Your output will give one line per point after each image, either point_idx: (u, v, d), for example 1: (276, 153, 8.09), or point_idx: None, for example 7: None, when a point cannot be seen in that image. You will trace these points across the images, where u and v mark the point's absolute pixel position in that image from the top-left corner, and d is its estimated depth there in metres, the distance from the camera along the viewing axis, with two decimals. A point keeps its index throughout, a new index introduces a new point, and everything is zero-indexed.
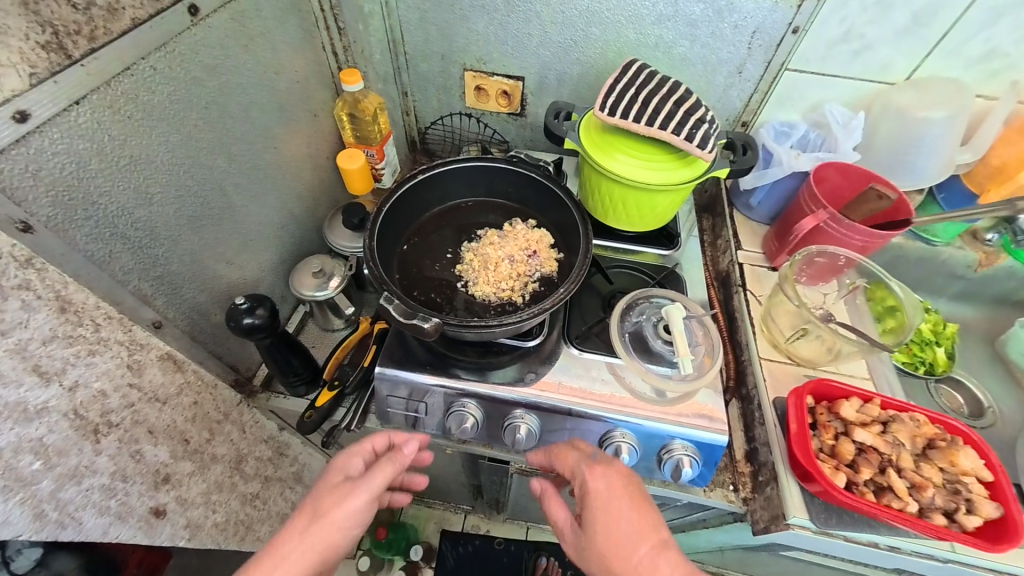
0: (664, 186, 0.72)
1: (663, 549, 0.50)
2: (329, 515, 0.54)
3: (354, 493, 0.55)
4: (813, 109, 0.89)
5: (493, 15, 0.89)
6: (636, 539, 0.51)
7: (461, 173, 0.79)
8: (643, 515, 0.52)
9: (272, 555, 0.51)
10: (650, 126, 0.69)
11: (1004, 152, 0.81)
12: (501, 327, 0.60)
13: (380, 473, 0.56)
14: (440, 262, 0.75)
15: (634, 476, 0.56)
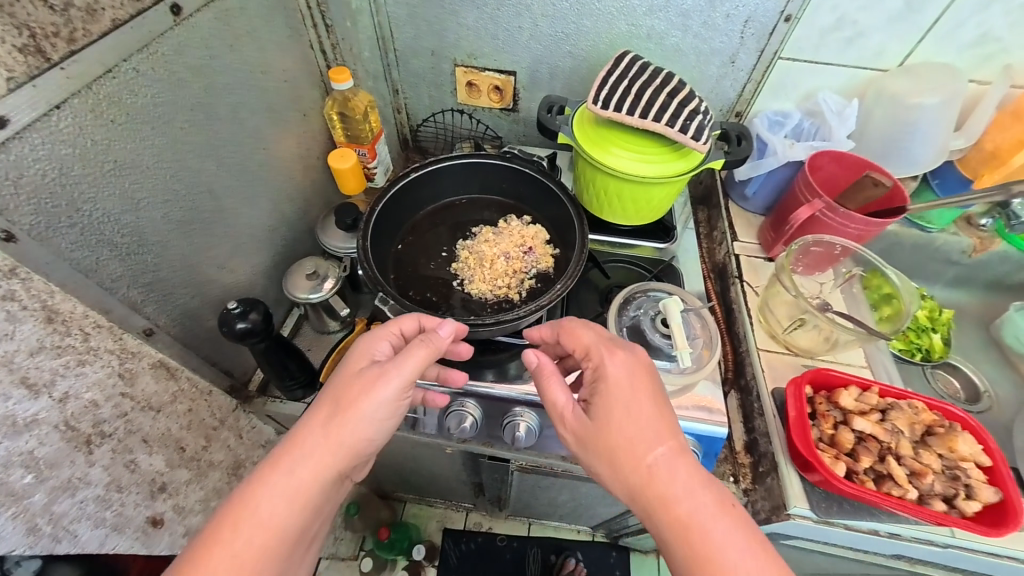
0: (658, 178, 0.72)
1: (680, 449, 0.51)
2: (355, 405, 0.53)
3: (383, 381, 0.53)
4: (806, 97, 0.89)
5: (483, 10, 0.87)
6: (653, 439, 0.51)
7: (454, 170, 0.79)
8: (663, 415, 0.52)
9: (297, 442, 0.52)
10: (644, 118, 0.68)
11: (998, 137, 0.80)
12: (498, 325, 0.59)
13: (408, 359, 0.54)
14: (435, 260, 0.74)
15: (655, 377, 0.55)
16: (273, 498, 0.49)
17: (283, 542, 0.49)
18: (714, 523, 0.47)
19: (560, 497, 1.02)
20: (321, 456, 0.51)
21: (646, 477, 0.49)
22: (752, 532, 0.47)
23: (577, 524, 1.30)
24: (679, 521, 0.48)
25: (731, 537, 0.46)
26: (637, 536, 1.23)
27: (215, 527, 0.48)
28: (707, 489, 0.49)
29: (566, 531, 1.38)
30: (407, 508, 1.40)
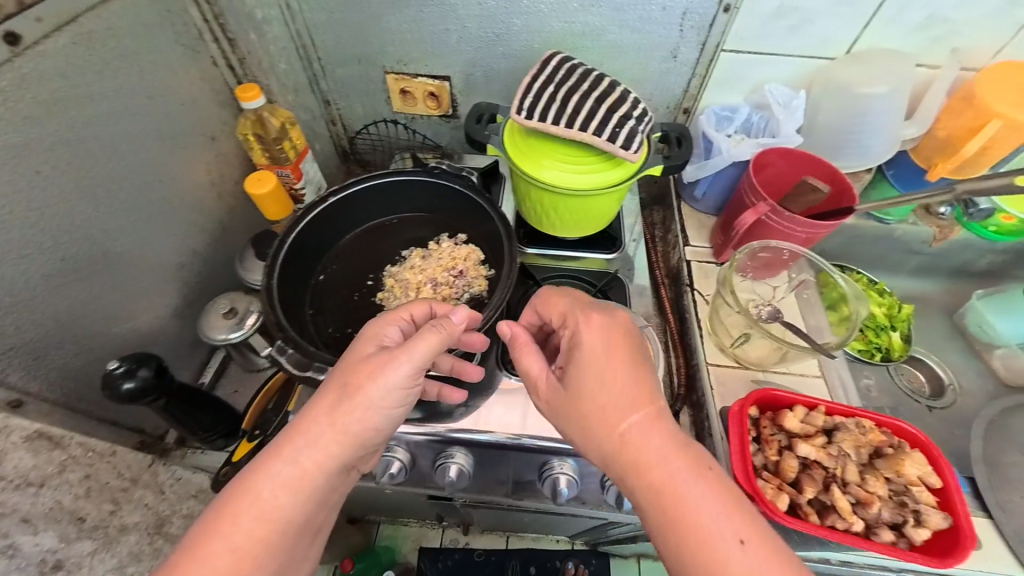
0: (588, 190, 0.67)
1: (665, 417, 0.47)
2: (361, 392, 0.48)
3: (390, 366, 0.49)
4: (753, 89, 0.84)
5: (406, 12, 0.81)
6: (627, 406, 0.47)
7: (379, 190, 0.73)
8: (640, 382, 0.48)
9: (303, 430, 0.48)
10: (569, 127, 0.63)
11: (951, 123, 0.74)
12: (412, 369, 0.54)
13: (419, 344, 0.50)
14: (359, 291, 0.69)
15: (643, 346, 0.51)
16: (276, 485, 0.47)
17: (281, 533, 0.46)
18: (685, 486, 0.44)
19: (525, 516, 0.99)
20: (324, 446, 0.48)
21: (618, 445, 0.46)
22: (729, 499, 0.43)
23: (554, 535, 1.27)
24: (654, 487, 0.44)
25: (708, 503, 0.43)
26: (613, 544, 1.21)
27: (214, 511, 0.46)
28: (682, 456, 0.45)
29: (544, 540, 1.36)
30: (382, 529, 1.37)
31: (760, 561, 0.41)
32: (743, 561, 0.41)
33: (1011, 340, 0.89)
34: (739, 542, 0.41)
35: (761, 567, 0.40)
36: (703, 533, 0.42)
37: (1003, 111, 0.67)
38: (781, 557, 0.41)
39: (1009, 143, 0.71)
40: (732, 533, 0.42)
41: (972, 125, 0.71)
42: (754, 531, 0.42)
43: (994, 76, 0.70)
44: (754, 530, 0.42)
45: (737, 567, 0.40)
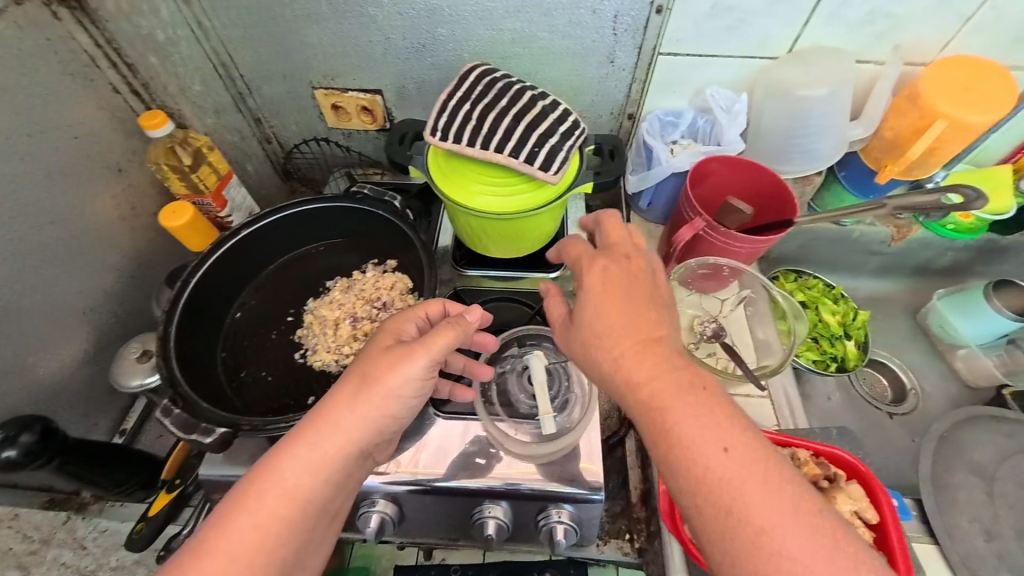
0: (502, 214, 0.62)
1: (670, 346, 0.45)
2: (382, 382, 0.48)
3: (410, 358, 0.48)
4: (696, 93, 0.80)
5: (324, 24, 0.76)
6: (622, 332, 0.46)
7: (300, 219, 0.70)
8: (643, 310, 0.47)
9: (326, 415, 0.47)
10: (484, 149, 0.59)
11: (897, 124, 0.70)
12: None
13: (436, 338, 0.49)
14: (278, 329, 0.65)
15: (662, 288, 0.49)
16: (300, 468, 0.45)
17: (299, 515, 0.44)
18: (675, 398, 0.42)
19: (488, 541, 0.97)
20: (348, 429, 0.47)
21: (614, 368, 0.45)
22: (722, 415, 0.41)
23: None
24: (647, 405, 0.43)
25: (699, 414, 0.41)
26: None
27: (240, 493, 0.44)
28: (672, 372, 0.43)
29: None
30: None
31: (745, 467, 0.38)
32: (729, 470, 0.38)
33: (972, 342, 0.87)
34: (721, 448, 0.39)
35: (767, 485, 0.37)
36: (688, 441, 0.40)
37: (946, 110, 0.64)
38: (788, 478, 0.38)
39: (956, 142, 0.68)
40: (717, 439, 0.39)
41: (918, 125, 0.68)
42: (741, 438, 0.39)
43: (939, 72, 0.67)
44: (743, 441, 0.39)
45: (718, 471, 0.38)
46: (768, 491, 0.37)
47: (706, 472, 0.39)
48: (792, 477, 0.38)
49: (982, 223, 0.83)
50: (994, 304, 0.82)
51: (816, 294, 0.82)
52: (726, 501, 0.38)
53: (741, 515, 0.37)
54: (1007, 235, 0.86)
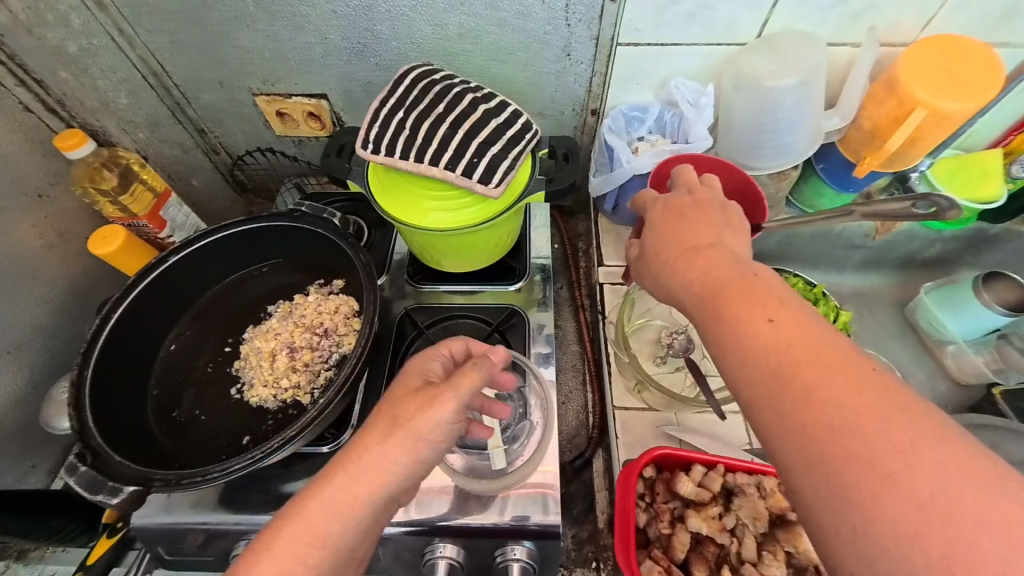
0: (439, 231, 0.57)
1: (730, 250, 0.43)
2: (410, 423, 0.42)
3: (439, 400, 0.43)
4: (662, 85, 0.74)
5: (255, 26, 0.70)
6: (670, 237, 0.46)
7: (239, 240, 0.65)
8: (702, 220, 0.46)
9: (353, 455, 0.42)
10: (418, 163, 0.54)
11: (876, 113, 0.65)
12: (232, 474, 0.45)
13: (466, 381, 0.44)
14: (214, 361, 0.61)
15: (733, 210, 0.47)
16: (328, 505, 0.40)
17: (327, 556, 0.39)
18: (727, 283, 0.40)
19: None
20: (380, 471, 0.41)
21: (667, 267, 0.45)
22: (772, 294, 0.38)
23: None
24: (699, 297, 0.41)
25: (742, 293, 0.38)
26: None
27: (271, 531, 0.39)
28: (724, 264, 0.42)
29: None
30: None
31: (796, 334, 0.35)
32: (774, 338, 0.35)
33: (959, 338, 0.82)
34: (767, 319, 0.36)
35: (820, 354, 0.34)
36: (733, 314, 0.38)
37: (925, 99, 0.59)
38: (841, 341, 0.35)
39: (938, 132, 0.62)
40: (763, 311, 0.37)
41: (896, 114, 0.63)
42: (792, 313, 0.36)
43: (920, 54, 0.61)
44: (796, 320, 0.36)
45: (769, 343, 0.35)
46: (815, 347, 0.34)
47: (747, 342, 0.36)
48: (849, 351, 0.34)
49: (971, 213, 0.78)
50: (983, 298, 0.77)
51: None
52: (772, 365, 0.35)
53: (790, 378, 0.34)
54: (998, 222, 0.82)
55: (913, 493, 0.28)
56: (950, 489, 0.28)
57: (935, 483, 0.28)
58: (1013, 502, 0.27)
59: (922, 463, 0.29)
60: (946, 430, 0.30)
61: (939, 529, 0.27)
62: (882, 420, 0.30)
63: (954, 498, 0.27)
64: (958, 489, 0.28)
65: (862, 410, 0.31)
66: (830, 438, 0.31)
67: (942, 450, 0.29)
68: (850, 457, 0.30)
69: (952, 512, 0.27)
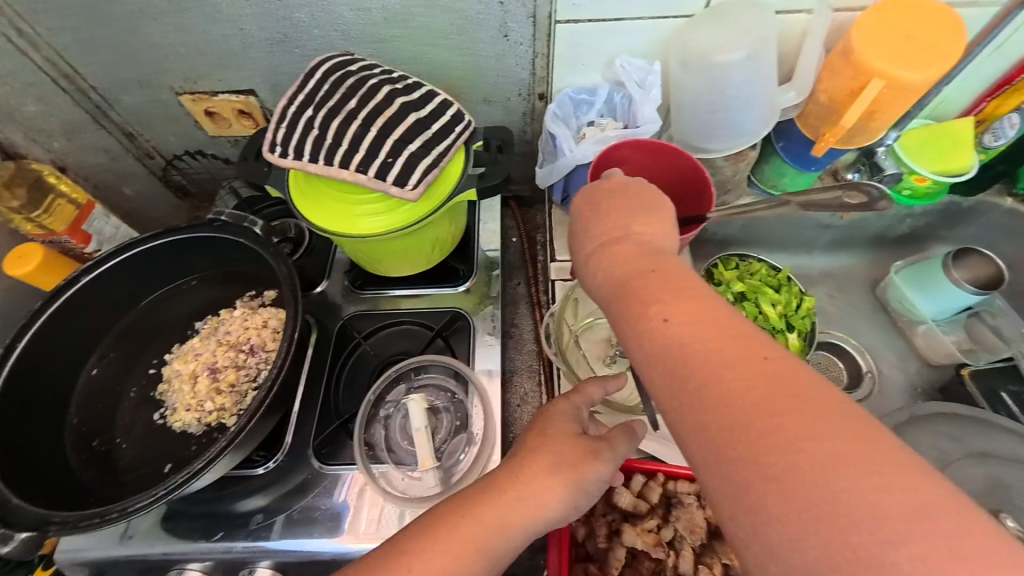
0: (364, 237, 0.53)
1: (637, 240, 0.41)
2: (580, 467, 0.42)
3: (602, 455, 0.43)
4: (608, 65, 0.69)
5: (164, 19, 0.65)
6: (585, 234, 0.44)
7: (159, 256, 0.60)
8: (613, 208, 0.43)
9: (522, 477, 0.41)
10: (328, 166, 0.49)
11: (833, 86, 0.60)
12: (133, 514, 0.42)
13: (624, 440, 0.45)
14: (138, 386, 0.58)
15: (651, 190, 0.45)
16: (498, 516, 0.39)
17: (483, 562, 0.38)
18: (629, 283, 0.37)
19: None
20: (541, 503, 0.40)
21: (584, 266, 0.43)
22: (670, 286, 0.36)
23: None
24: (608, 296, 0.39)
25: (641, 288, 0.36)
26: None
27: (433, 526, 0.38)
28: (629, 257, 0.39)
29: None
30: None
31: (691, 329, 0.33)
32: (670, 337, 0.33)
33: (930, 317, 0.79)
34: (660, 319, 0.34)
35: (712, 352, 0.32)
36: (633, 312, 0.36)
37: (882, 68, 0.54)
38: (736, 329, 0.33)
39: (897, 105, 0.58)
40: (658, 310, 0.35)
41: (854, 86, 0.58)
42: (686, 308, 0.34)
43: (879, 19, 0.56)
44: (690, 312, 0.34)
45: (662, 344, 0.33)
46: (707, 344, 0.32)
47: (645, 342, 0.34)
48: (746, 345, 0.32)
49: (940, 187, 0.74)
50: (951, 276, 0.74)
51: (758, 282, 0.74)
52: (669, 368, 0.33)
53: (684, 381, 0.32)
54: (973, 195, 0.79)
55: (798, 492, 0.27)
56: (835, 486, 0.26)
57: (819, 481, 0.26)
58: (899, 493, 0.25)
59: (804, 459, 0.27)
60: (834, 420, 0.28)
61: (825, 532, 0.26)
62: (768, 416, 0.29)
63: (838, 496, 0.26)
64: (842, 483, 0.26)
65: (748, 409, 0.29)
66: (722, 440, 0.30)
67: (828, 443, 0.27)
68: (741, 460, 0.29)
69: (838, 511, 0.26)
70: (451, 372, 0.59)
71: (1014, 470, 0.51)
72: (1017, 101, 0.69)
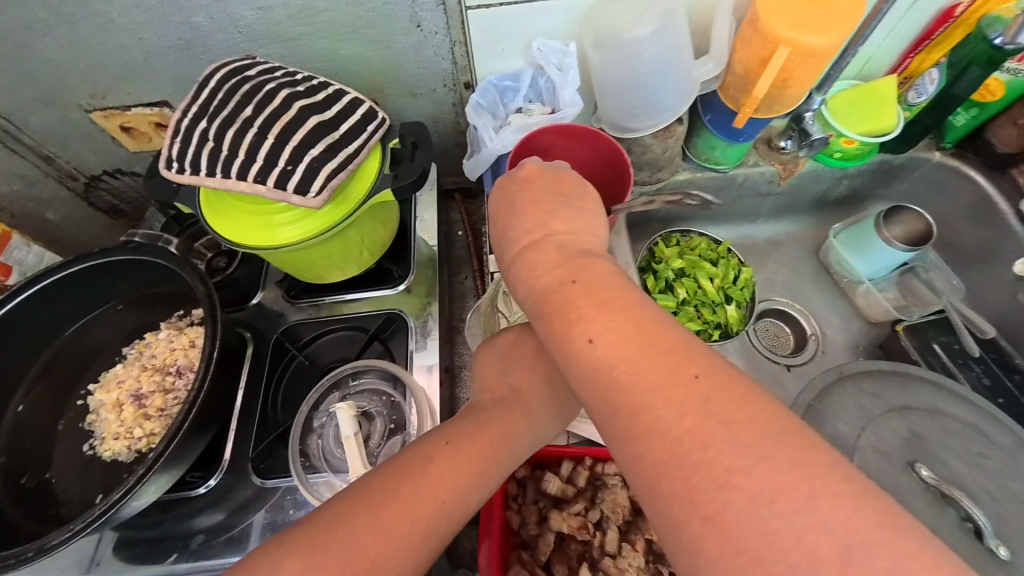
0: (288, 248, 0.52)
1: (557, 242, 0.41)
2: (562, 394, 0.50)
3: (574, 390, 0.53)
4: (527, 49, 0.68)
5: (54, 34, 0.62)
6: (508, 241, 0.43)
7: (74, 289, 0.58)
8: (537, 212, 0.43)
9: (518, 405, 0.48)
10: (241, 183, 0.49)
11: (747, 54, 0.59)
12: (50, 550, 0.43)
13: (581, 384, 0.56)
14: (66, 417, 0.58)
15: (569, 179, 0.45)
16: (502, 428, 0.45)
17: (495, 469, 0.42)
18: (552, 296, 0.37)
19: None
20: (533, 422, 0.48)
21: (513, 278, 0.42)
22: (592, 299, 0.35)
23: None
24: (536, 310, 0.39)
25: (565, 303, 0.36)
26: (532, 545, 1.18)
27: (459, 451, 0.41)
28: (551, 264, 0.39)
29: None
30: None
31: (613, 349, 0.33)
32: (596, 357, 0.33)
33: (867, 277, 0.81)
34: (586, 339, 0.34)
35: (640, 376, 0.31)
36: (559, 330, 0.36)
37: (787, 34, 0.54)
38: (657, 341, 0.32)
39: (808, 71, 0.58)
40: (583, 330, 0.34)
41: (763, 54, 0.58)
42: (608, 323, 0.34)
43: None
44: (611, 326, 0.34)
45: (590, 366, 0.33)
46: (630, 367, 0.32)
47: (576, 364, 0.34)
48: (678, 363, 0.31)
49: (870, 148, 0.74)
50: (883, 235, 0.74)
51: (697, 257, 0.74)
52: (602, 393, 0.33)
53: (621, 409, 0.32)
54: (903, 152, 0.78)
55: (734, 532, 0.26)
56: (768, 523, 0.26)
57: (755, 520, 0.26)
58: (834, 530, 0.25)
59: (741, 497, 0.26)
60: (771, 451, 0.27)
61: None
62: (701, 447, 0.28)
63: (771, 537, 0.25)
64: (775, 518, 0.26)
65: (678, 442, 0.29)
66: (658, 474, 0.29)
67: (761, 477, 0.27)
68: (677, 497, 0.28)
69: (772, 556, 0.25)
70: (388, 375, 0.59)
71: (929, 421, 0.52)
72: (939, 55, 0.69)
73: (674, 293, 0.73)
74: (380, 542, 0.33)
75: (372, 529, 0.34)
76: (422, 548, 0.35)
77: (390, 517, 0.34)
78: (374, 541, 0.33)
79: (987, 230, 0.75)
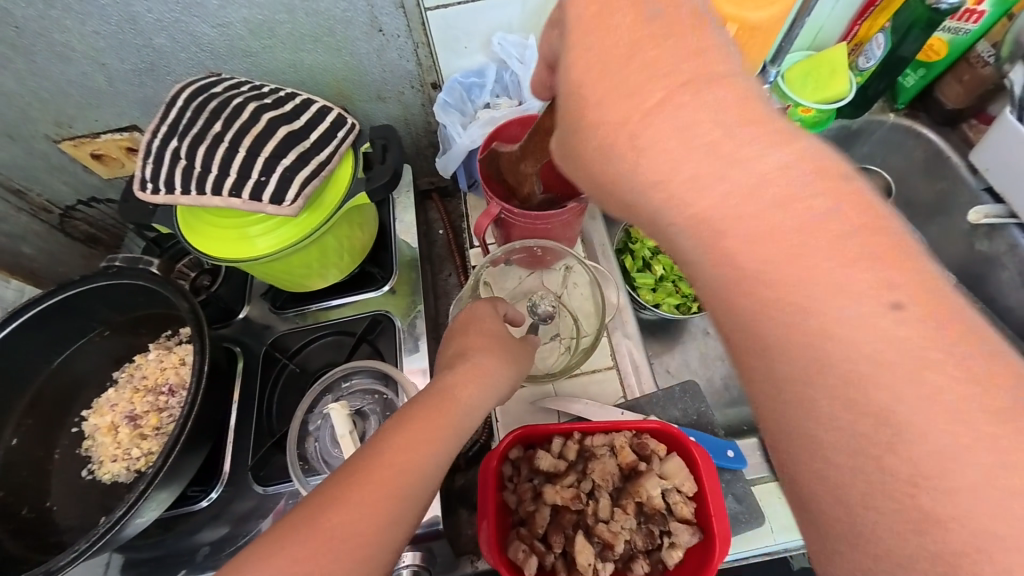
0: (273, 255, 0.53)
1: (735, 113, 0.29)
2: (504, 344, 0.52)
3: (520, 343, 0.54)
4: (486, 45, 0.69)
5: (16, 67, 0.62)
6: (640, 108, 0.30)
7: (58, 319, 0.58)
8: (702, 73, 0.29)
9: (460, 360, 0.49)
10: (234, 201, 0.49)
11: None
12: (59, 571, 0.44)
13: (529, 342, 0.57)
14: (63, 446, 0.59)
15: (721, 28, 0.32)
16: (450, 384, 0.46)
17: (452, 431, 0.43)
18: (775, 216, 0.27)
19: None
20: (481, 372, 0.48)
21: (662, 172, 0.29)
22: (837, 236, 0.26)
23: None
24: (715, 225, 0.28)
25: (786, 217, 0.27)
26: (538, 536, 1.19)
27: (407, 416, 0.43)
28: (750, 126, 0.28)
29: None
30: None
31: (884, 319, 0.25)
32: (862, 326, 0.25)
33: None
34: (849, 302, 0.26)
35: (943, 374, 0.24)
36: (797, 279, 0.26)
37: (731, 12, 0.56)
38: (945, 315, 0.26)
39: (757, 45, 0.60)
40: (846, 288, 0.26)
41: None
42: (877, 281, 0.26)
43: None
44: (879, 280, 0.26)
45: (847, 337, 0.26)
46: (875, 309, 0.25)
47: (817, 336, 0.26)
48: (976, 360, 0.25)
49: (827, 114, 0.76)
50: None
51: None
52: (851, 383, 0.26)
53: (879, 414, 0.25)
54: (858, 116, 0.81)
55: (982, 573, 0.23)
56: None
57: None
58: None
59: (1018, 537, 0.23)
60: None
61: None
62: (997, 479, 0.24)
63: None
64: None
65: (920, 403, 0.24)
66: None
67: None
68: None
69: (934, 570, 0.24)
70: (379, 374, 0.60)
71: None
72: (884, 20, 0.71)
73: (651, 270, 0.75)
74: (337, 513, 0.36)
75: (328, 510, 0.36)
76: (392, 509, 0.37)
77: (345, 501, 0.37)
78: (332, 519, 0.36)
79: (942, 183, 0.78)
